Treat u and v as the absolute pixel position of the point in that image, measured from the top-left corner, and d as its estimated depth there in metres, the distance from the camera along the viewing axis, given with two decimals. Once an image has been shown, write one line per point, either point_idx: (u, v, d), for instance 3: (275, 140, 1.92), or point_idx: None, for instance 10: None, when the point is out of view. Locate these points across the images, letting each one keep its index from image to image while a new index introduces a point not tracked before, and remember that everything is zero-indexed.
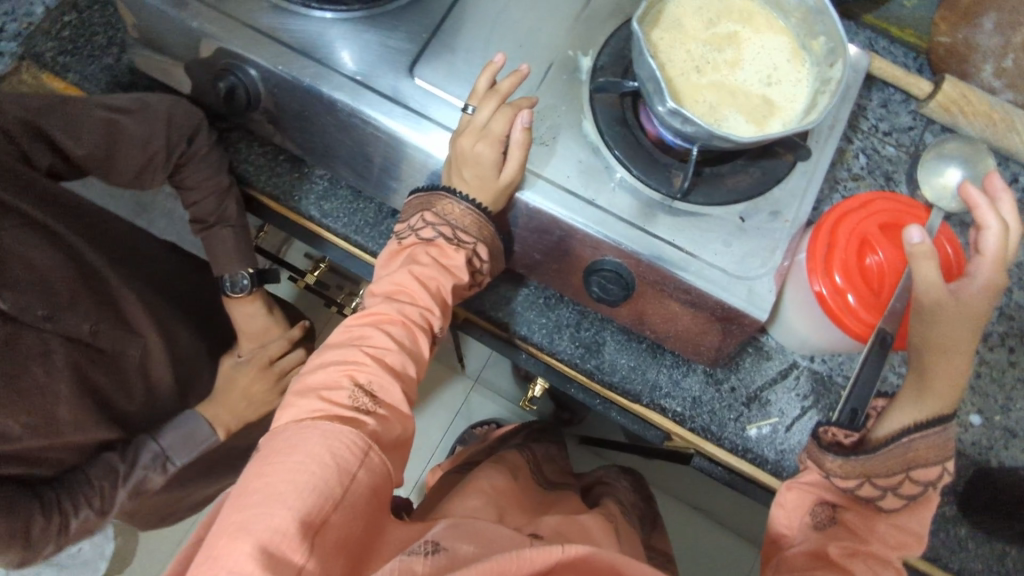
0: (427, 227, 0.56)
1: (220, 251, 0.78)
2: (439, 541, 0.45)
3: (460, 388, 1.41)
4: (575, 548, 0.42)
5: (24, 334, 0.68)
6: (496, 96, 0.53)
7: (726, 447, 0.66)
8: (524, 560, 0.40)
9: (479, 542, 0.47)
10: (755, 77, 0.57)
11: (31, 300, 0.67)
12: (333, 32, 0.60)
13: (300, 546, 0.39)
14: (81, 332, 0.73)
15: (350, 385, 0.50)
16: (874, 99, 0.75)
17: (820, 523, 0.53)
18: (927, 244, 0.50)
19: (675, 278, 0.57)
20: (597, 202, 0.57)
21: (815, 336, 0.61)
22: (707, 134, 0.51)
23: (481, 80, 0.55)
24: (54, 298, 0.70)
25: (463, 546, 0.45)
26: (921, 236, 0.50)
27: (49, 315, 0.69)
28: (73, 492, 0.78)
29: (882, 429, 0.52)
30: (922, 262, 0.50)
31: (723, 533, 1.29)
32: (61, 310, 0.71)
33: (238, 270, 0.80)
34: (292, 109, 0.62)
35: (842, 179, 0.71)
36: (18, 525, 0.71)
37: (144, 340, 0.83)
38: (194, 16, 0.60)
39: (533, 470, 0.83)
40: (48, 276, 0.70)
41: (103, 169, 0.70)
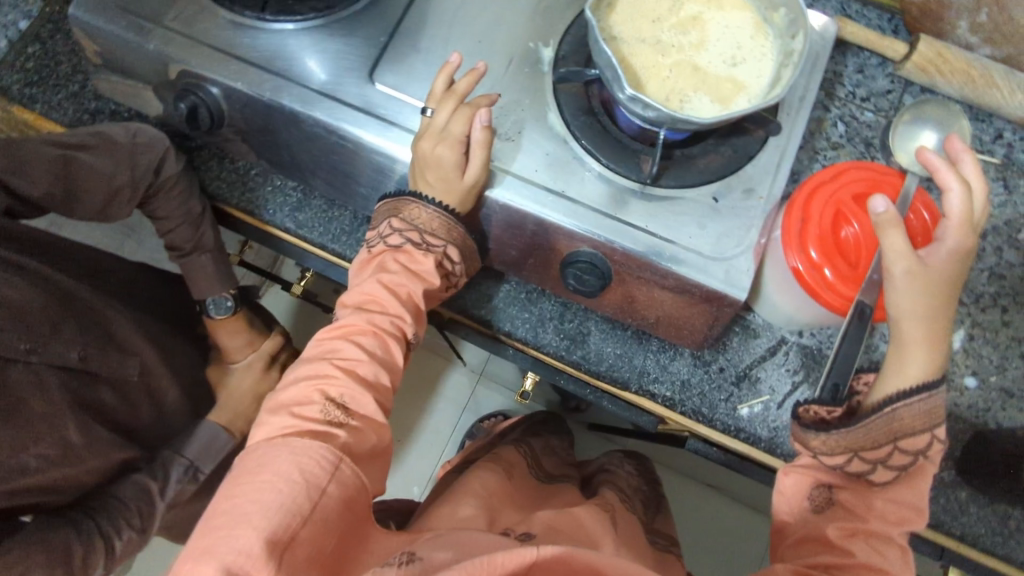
0: (394, 234, 0.58)
1: (199, 274, 0.80)
2: (416, 551, 0.47)
3: (464, 383, 1.39)
4: (549, 549, 0.44)
5: (12, 373, 0.68)
6: (454, 98, 0.54)
7: (719, 429, 0.65)
8: (494, 564, 0.42)
9: (459, 549, 0.48)
10: (720, 57, 0.56)
11: (13, 336, 0.67)
12: (291, 44, 0.60)
13: (264, 565, 0.42)
14: (70, 360, 0.73)
15: (320, 400, 0.52)
16: (850, 65, 0.73)
17: (818, 506, 0.53)
18: (892, 212, 0.50)
19: (653, 265, 0.56)
20: (568, 194, 0.57)
21: (800, 313, 0.60)
22: (669, 117, 0.50)
23: (437, 82, 0.56)
24: (36, 330, 0.70)
25: (441, 554, 0.46)
26: (885, 205, 0.50)
27: (32, 348, 0.69)
28: (109, 514, 0.80)
29: (876, 394, 0.51)
30: (888, 231, 0.50)
31: (734, 508, 1.28)
32: (44, 341, 0.70)
33: (221, 293, 0.84)
34: (257, 124, 0.62)
35: (821, 149, 0.70)
36: (58, 550, 0.72)
37: (139, 356, 0.84)
38: (153, 40, 0.60)
39: (531, 464, 0.84)
40: (33, 307, 0.70)
41: (64, 208, 0.68)
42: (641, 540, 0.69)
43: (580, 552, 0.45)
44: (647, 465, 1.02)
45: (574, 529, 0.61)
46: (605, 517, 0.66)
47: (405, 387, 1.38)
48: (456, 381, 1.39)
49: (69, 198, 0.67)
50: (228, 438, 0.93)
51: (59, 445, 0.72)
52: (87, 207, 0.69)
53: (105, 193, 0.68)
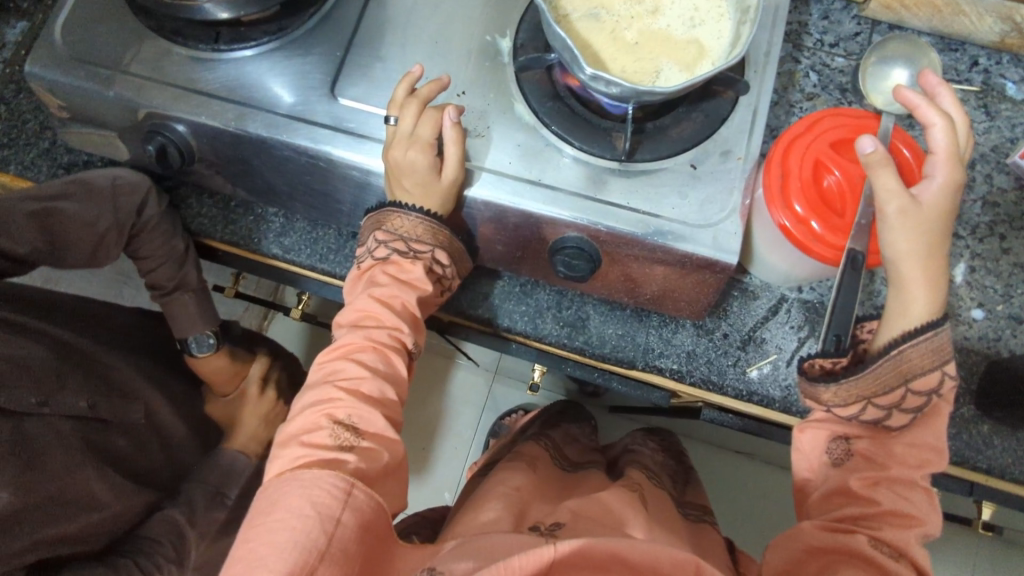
0: (380, 246, 0.58)
1: (182, 318, 0.81)
2: (435, 566, 0.47)
3: (479, 382, 1.39)
4: (567, 545, 0.44)
5: (24, 426, 0.68)
6: (416, 101, 0.55)
7: (731, 395, 0.65)
8: (512, 569, 0.42)
9: (483, 554, 0.47)
10: (678, 21, 0.56)
11: (22, 391, 0.68)
12: (250, 70, 0.60)
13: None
14: (81, 409, 0.74)
15: (329, 424, 0.52)
16: (814, 12, 0.72)
17: (837, 460, 0.52)
18: (880, 150, 0.49)
19: (641, 241, 0.56)
20: (544, 181, 0.57)
21: (794, 269, 0.60)
22: (633, 92, 0.50)
23: (399, 90, 0.56)
24: (42, 384, 0.71)
25: (461, 564, 0.46)
26: (873, 144, 0.49)
27: (43, 401, 0.70)
28: (145, 552, 0.79)
29: (877, 342, 0.51)
30: (879, 170, 0.49)
31: (758, 467, 1.27)
32: (54, 393, 0.72)
33: (201, 333, 0.83)
34: (228, 155, 0.62)
35: (796, 101, 0.69)
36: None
37: (141, 398, 0.84)
38: (113, 86, 0.59)
39: (554, 455, 0.83)
40: (34, 367, 0.71)
41: (57, 257, 0.69)
42: (674, 515, 0.69)
43: (601, 543, 0.45)
44: (671, 441, 1.02)
45: (602, 513, 0.59)
46: (636, 499, 0.64)
47: (421, 394, 1.38)
48: (471, 382, 1.39)
49: (58, 250, 0.68)
50: (247, 461, 0.94)
51: (75, 495, 0.73)
52: (76, 257, 0.70)
53: (93, 239, 0.69)
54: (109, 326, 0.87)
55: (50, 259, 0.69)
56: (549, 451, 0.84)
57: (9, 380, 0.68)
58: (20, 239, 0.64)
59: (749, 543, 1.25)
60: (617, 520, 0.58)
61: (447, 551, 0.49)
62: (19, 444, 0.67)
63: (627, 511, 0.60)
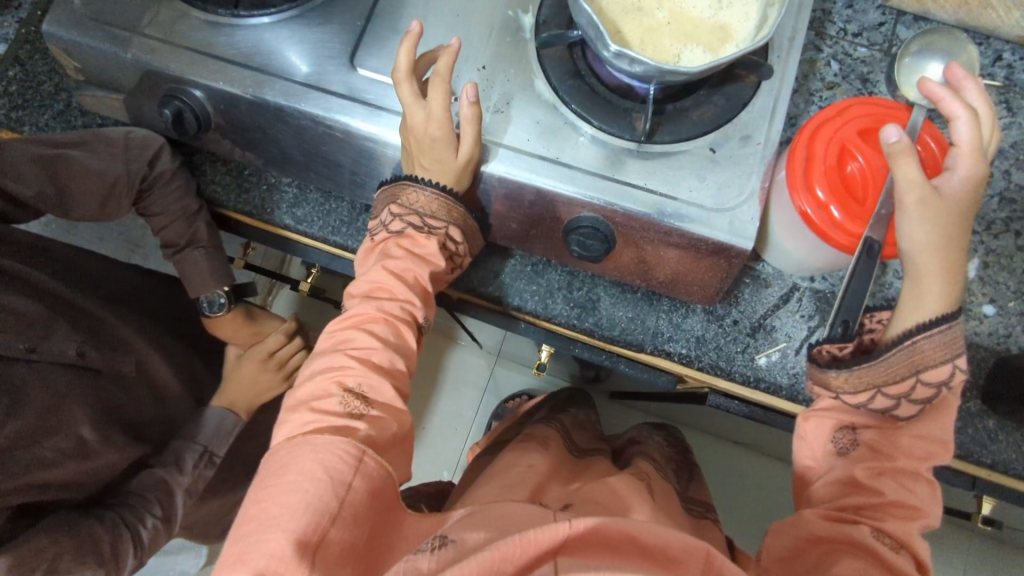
0: (395, 219, 0.58)
1: (193, 273, 0.79)
2: (448, 534, 0.47)
3: (483, 364, 1.39)
4: (582, 523, 0.44)
5: (13, 370, 0.69)
6: (404, 76, 0.54)
7: (738, 382, 0.65)
8: (529, 541, 0.42)
9: (493, 526, 0.48)
10: (704, 2, 0.55)
11: (10, 336, 0.69)
12: (269, 38, 0.60)
13: (297, 566, 0.41)
14: (70, 356, 0.74)
15: (339, 391, 0.52)
16: (838, 1, 0.72)
17: (842, 449, 0.52)
18: (905, 140, 0.49)
19: (656, 223, 0.56)
20: (562, 159, 0.56)
21: (809, 257, 0.60)
22: (657, 71, 0.49)
23: (400, 58, 0.54)
24: (31, 330, 0.71)
25: (473, 535, 0.46)
26: (897, 133, 0.49)
27: (30, 347, 0.70)
28: (131, 506, 0.80)
29: (890, 333, 0.51)
30: (901, 160, 0.49)
31: (760, 459, 1.28)
32: (41, 339, 0.72)
33: (214, 290, 0.81)
34: (244, 123, 0.62)
35: (817, 90, 0.68)
36: (85, 545, 0.73)
37: (136, 353, 0.84)
38: (131, 48, 0.59)
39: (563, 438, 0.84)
40: (36, 321, 0.72)
41: (62, 209, 0.70)
42: (676, 504, 0.69)
43: (613, 521, 0.45)
44: (674, 431, 1.02)
45: (609, 498, 0.60)
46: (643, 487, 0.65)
47: (424, 376, 1.38)
48: (474, 364, 1.39)
49: (66, 199, 0.69)
50: (235, 420, 0.91)
51: (67, 445, 0.73)
52: (86, 208, 0.70)
53: (103, 191, 0.69)
54: (114, 290, 0.87)
55: (59, 210, 0.69)
56: (563, 439, 0.84)
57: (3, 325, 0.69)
58: (28, 185, 0.65)
59: (745, 533, 1.26)
60: (622, 504, 0.58)
61: (455, 520, 0.50)
62: (8, 385, 0.68)
63: (632, 497, 0.60)
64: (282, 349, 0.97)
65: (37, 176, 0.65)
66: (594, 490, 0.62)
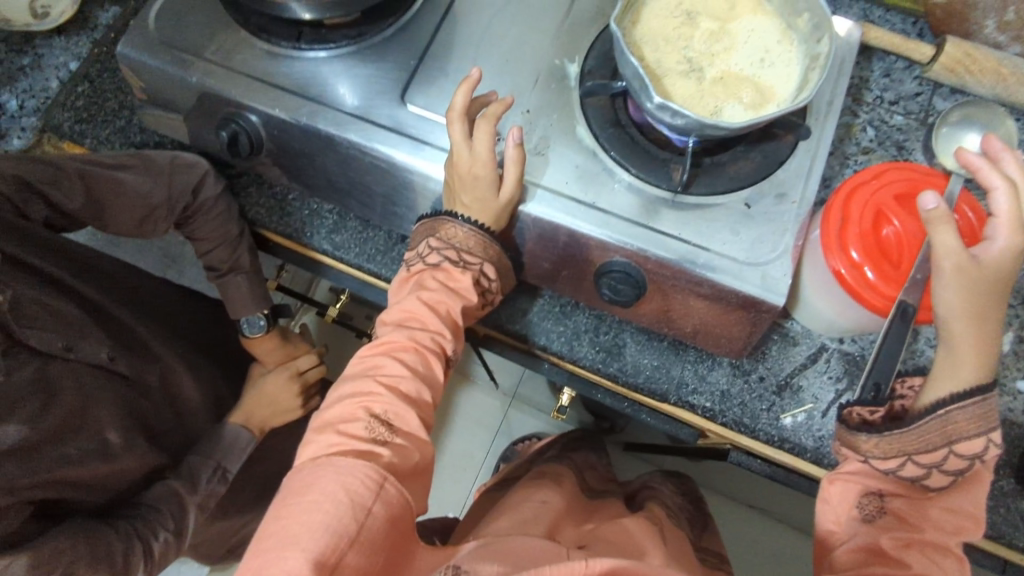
0: (433, 252, 0.59)
1: (236, 297, 0.82)
2: (461, 564, 0.49)
3: (498, 407, 1.37)
4: (598, 564, 0.46)
5: (49, 369, 0.70)
6: (456, 117, 0.56)
7: (761, 440, 0.64)
8: None
9: (505, 560, 0.50)
10: (748, 62, 0.57)
11: (51, 335, 0.70)
12: (326, 71, 0.62)
13: None
14: (102, 359, 0.76)
15: (366, 416, 0.52)
16: (876, 70, 0.73)
17: (868, 516, 0.51)
18: (943, 208, 0.49)
19: (687, 272, 0.56)
20: (598, 204, 0.57)
21: (839, 317, 0.59)
22: (698, 124, 0.51)
23: (458, 98, 0.56)
24: (68, 330, 0.72)
25: (486, 566, 0.48)
26: (936, 202, 0.49)
27: (68, 346, 0.72)
28: (144, 518, 0.79)
29: (922, 401, 0.50)
30: (940, 227, 0.49)
31: (778, 528, 1.23)
32: (77, 339, 0.73)
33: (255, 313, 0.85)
34: (293, 149, 0.64)
35: (852, 154, 0.69)
36: (100, 551, 0.73)
37: (161, 363, 0.86)
38: (196, 73, 0.62)
39: (576, 479, 0.85)
40: (72, 320, 0.74)
41: (103, 220, 0.72)
42: (687, 551, 0.69)
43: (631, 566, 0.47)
44: (690, 482, 1.00)
45: (624, 539, 0.61)
46: (655, 529, 0.66)
47: (439, 415, 1.37)
48: (490, 407, 1.38)
49: (101, 212, 0.71)
50: (249, 438, 0.91)
51: (91, 445, 0.73)
52: (122, 224, 0.73)
53: (142, 211, 0.72)
54: (146, 301, 0.90)
55: (91, 220, 0.72)
56: (575, 477, 0.85)
57: (40, 320, 0.69)
58: (69, 196, 0.67)
59: None
60: (636, 546, 0.60)
61: (467, 551, 0.52)
62: (44, 383, 0.69)
63: (647, 541, 0.61)
64: (310, 371, 0.99)
65: (79, 190, 0.67)
66: (610, 531, 0.64)
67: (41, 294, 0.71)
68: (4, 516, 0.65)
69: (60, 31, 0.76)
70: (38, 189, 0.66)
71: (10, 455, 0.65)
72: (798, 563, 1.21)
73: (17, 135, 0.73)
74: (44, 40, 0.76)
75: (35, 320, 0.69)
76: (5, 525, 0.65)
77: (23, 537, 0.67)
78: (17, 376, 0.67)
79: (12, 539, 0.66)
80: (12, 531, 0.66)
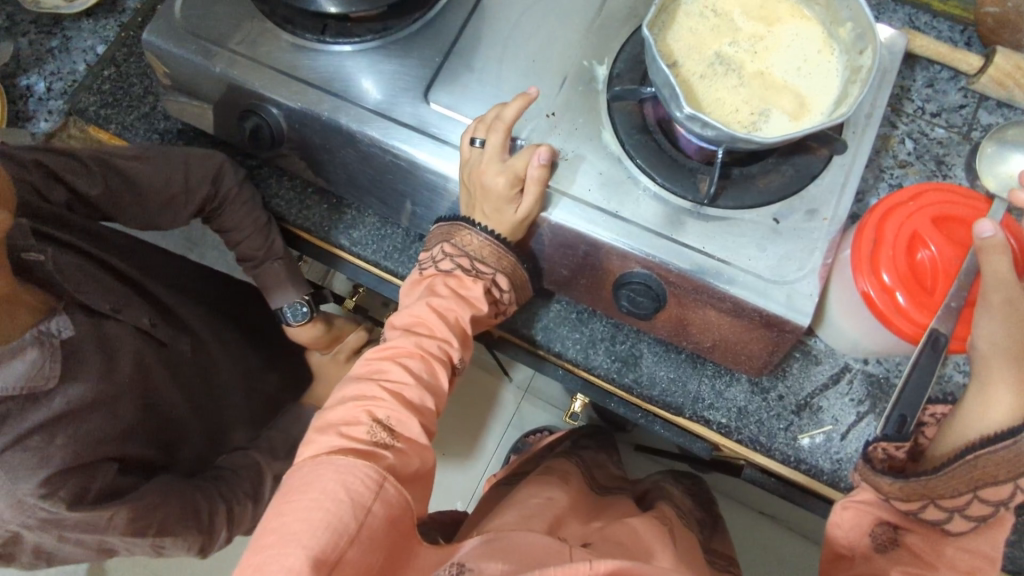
0: (446, 258, 0.58)
1: (272, 283, 0.82)
2: (465, 562, 0.48)
3: (504, 408, 1.34)
4: (603, 564, 0.46)
5: (103, 328, 0.71)
6: (508, 128, 0.54)
7: (777, 459, 0.63)
8: None
9: (512, 557, 0.49)
10: (784, 70, 0.54)
11: (98, 297, 0.71)
12: (352, 65, 0.61)
13: None
14: (145, 324, 0.76)
15: (368, 421, 0.51)
16: (918, 79, 0.70)
17: (880, 545, 0.51)
18: (999, 236, 0.47)
19: (709, 286, 0.55)
20: (621, 214, 0.56)
21: (866, 339, 0.58)
22: (729, 137, 0.49)
23: (508, 109, 0.54)
24: (112, 295, 0.73)
25: (491, 565, 0.47)
26: (992, 228, 0.47)
27: (115, 309, 0.72)
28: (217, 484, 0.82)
29: (944, 448, 0.49)
30: (991, 255, 0.48)
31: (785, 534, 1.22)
32: (122, 303, 0.73)
33: (296, 298, 0.84)
34: (314, 142, 0.64)
35: (888, 167, 0.66)
36: (185, 510, 0.75)
37: (191, 332, 0.86)
38: (220, 63, 0.62)
39: (584, 475, 0.84)
40: (105, 281, 0.73)
41: (123, 213, 0.72)
42: (697, 552, 0.68)
43: (635, 567, 0.47)
44: (703, 485, 0.99)
45: (632, 539, 0.60)
46: (664, 530, 0.65)
47: (442, 422, 1.34)
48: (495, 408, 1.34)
49: (121, 204, 0.71)
50: None
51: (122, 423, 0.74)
52: (135, 213, 0.73)
53: (161, 198, 0.71)
54: (177, 279, 0.90)
55: (112, 214, 0.72)
56: (584, 474, 0.84)
57: (85, 284, 0.70)
58: (89, 183, 0.68)
59: None
60: (643, 548, 0.58)
61: (472, 547, 0.51)
62: (101, 346, 0.70)
63: (656, 543, 0.59)
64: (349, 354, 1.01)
65: (98, 178, 0.68)
66: (616, 530, 0.63)
67: (79, 262, 0.71)
68: (98, 469, 0.66)
69: (88, 14, 0.77)
70: (62, 178, 0.67)
71: (92, 409, 0.67)
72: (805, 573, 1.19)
73: (44, 118, 0.73)
74: (72, 22, 0.77)
75: (76, 285, 0.69)
76: (99, 479, 0.66)
77: (119, 491, 0.68)
78: (77, 337, 0.68)
79: (114, 487, 0.67)
80: (107, 485, 0.67)
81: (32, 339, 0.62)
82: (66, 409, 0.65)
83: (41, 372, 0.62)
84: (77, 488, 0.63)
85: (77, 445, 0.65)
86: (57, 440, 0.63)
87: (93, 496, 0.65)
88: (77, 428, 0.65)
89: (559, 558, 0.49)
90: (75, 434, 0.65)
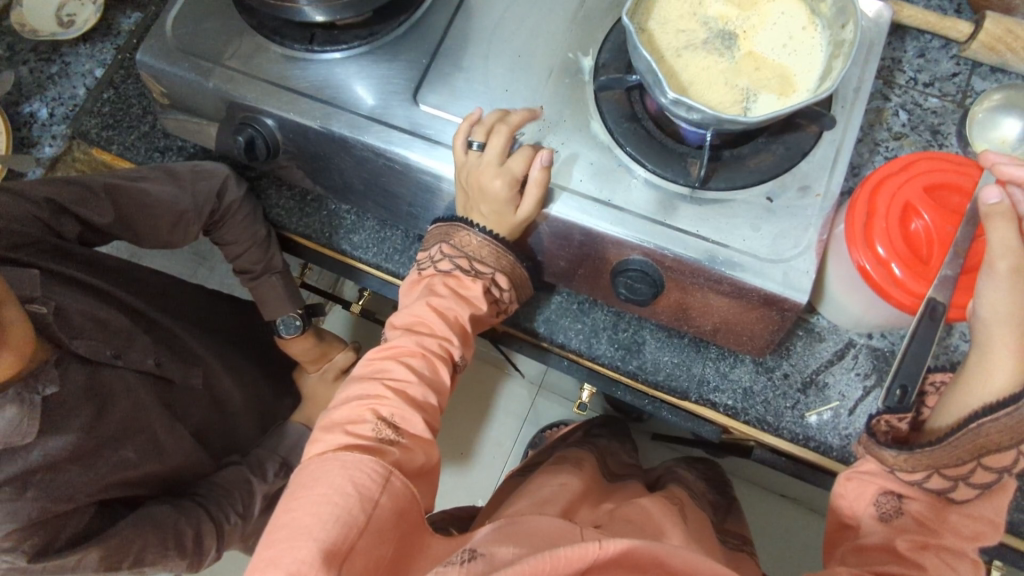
0: (444, 259, 0.60)
1: (270, 297, 0.85)
2: (477, 547, 0.48)
3: (508, 403, 1.35)
4: (612, 545, 0.45)
5: (100, 375, 0.73)
6: (505, 129, 0.55)
7: (786, 438, 0.63)
8: (558, 558, 0.44)
9: (524, 540, 0.49)
10: (769, 49, 0.54)
11: (99, 345, 0.73)
12: (341, 72, 0.62)
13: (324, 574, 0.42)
14: (148, 365, 0.78)
15: (372, 419, 0.52)
16: (909, 50, 0.69)
17: (886, 515, 0.51)
18: (1006, 203, 0.47)
19: (706, 270, 0.55)
20: (614, 202, 0.56)
21: (868, 314, 0.58)
22: (715, 119, 0.49)
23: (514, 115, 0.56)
24: (114, 339, 0.75)
25: (504, 550, 0.47)
26: (998, 195, 0.47)
27: (116, 354, 0.74)
28: (216, 500, 0.85)
29: (940, 420, 0.49)
30: (998, 222, 0.47)
31: (796, 510, 1.21)
32: (124, 347, 0.76)
33: (289, 313, 0.87)
34: (309, 151, 0.65)
35: (883, 140, 0.66)
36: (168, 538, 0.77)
37: (204, 365, 0.88)
38: (213, 78, 0.63)
39: (597, 463, 0.84)
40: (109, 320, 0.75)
41: (129, 233, 0.75)
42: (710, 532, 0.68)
43: (646, 546, 0.47)
44: (718, 469, 0.99)
45: (644, 518, 0.60)
46: (677, 511, 0.65)
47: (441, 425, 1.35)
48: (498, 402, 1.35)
49: (132, 225, 0.74)
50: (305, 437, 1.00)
51: (141, 452, 0.77)
52: (143, 234, 0.76)
53: (167, 219, 0.74)
54: (182, 298, 0.92)
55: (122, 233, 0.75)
56: (597, 463, 0.85)
57: (86, 330, 0.72)
58: (97, 212, 0.70)
59: None
60: (655, 526, 0.59)
61: (485, 533, 0.51)
62: (96, 392, 0.72)
63: (668, 522, 0.60)
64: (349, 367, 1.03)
65: (108, 205, 0.70)
66: (629, 510, 0.63)
67: (85, 303, 0.73)
68: (71, 515, 0.70)
69: (85, 39, 0.79)
70: (69, 209, 0.69)
71: (71, 461, 0.69)
72: (817, 542, 1.19)
73: (48, 143, 0.76)
74: (70, 48, 0.79)
75: (81, 331, 0.72)
76: (71, 524, 0.69)
77: (90, 535, 0.71)
78: (69, 384, 0.69)
79: (80, 534, 0.70)
80: (78, 531, 0.70)
81: (11, 395, 0.62)
82: (43, 462, 0.66)
83: (18, 430, 0.62)
84: (43, 539, 0.65)
85: (47, 499, 0.66)
86: (27, 492, 0.64)
87: (62, 543, 0.67)
88: (52, 480, 0.67)
89: (572, 538, 0.49)
90: (45, 486, 0.66)
